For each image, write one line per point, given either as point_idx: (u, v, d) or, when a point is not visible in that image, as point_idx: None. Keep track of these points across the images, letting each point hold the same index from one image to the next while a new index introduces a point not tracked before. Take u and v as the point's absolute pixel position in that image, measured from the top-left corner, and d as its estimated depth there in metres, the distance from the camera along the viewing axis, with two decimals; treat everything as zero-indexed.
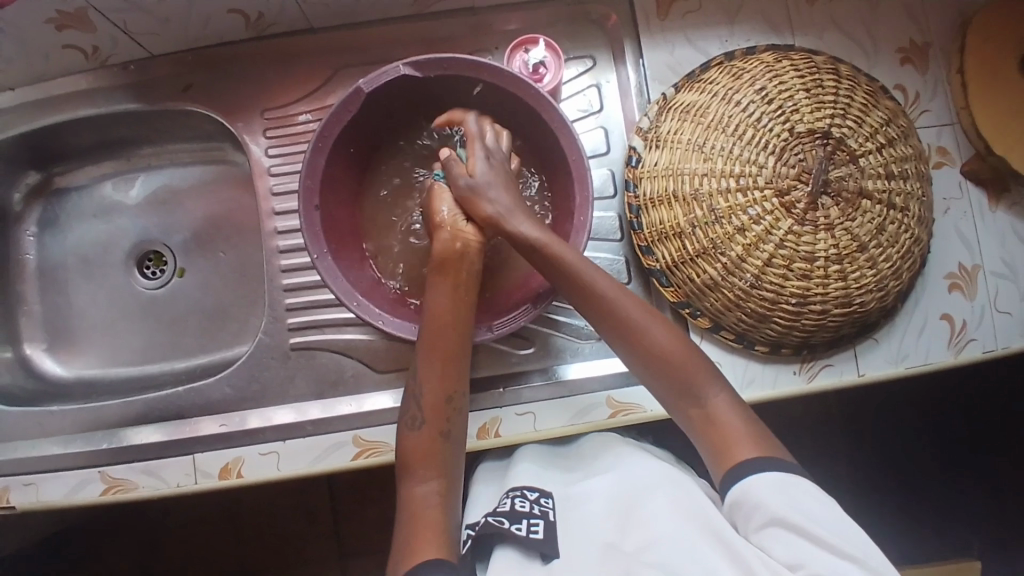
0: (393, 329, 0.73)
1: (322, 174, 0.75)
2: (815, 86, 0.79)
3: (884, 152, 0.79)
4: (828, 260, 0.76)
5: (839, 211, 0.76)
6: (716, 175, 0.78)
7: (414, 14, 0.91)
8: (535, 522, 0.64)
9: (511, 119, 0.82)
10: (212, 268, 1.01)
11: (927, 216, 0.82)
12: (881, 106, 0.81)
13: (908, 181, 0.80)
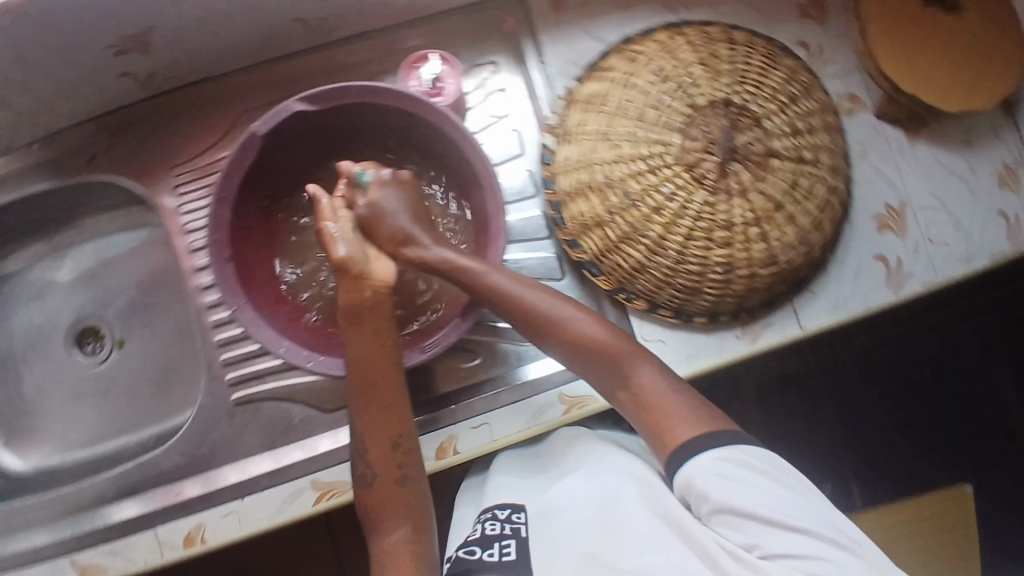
0: (326, 370, 0.71)
1: (231, 224, 0.73)
2: (708, 56, 0.78)
3: (789, 110, 0.77)
4: (747, 225, 0.76)
5: (751, 176, 0.75)
6: (624, 161, 0.78)
7: (308, 47, 0.88)
8: (507, 543, 0.64)
9: (418, 136, 0.79)
10: (152, 334, 0.98)
11: (843, 164, 0.81)
12: (780, 65, 0.79)
13: (818, 133, 0.78)
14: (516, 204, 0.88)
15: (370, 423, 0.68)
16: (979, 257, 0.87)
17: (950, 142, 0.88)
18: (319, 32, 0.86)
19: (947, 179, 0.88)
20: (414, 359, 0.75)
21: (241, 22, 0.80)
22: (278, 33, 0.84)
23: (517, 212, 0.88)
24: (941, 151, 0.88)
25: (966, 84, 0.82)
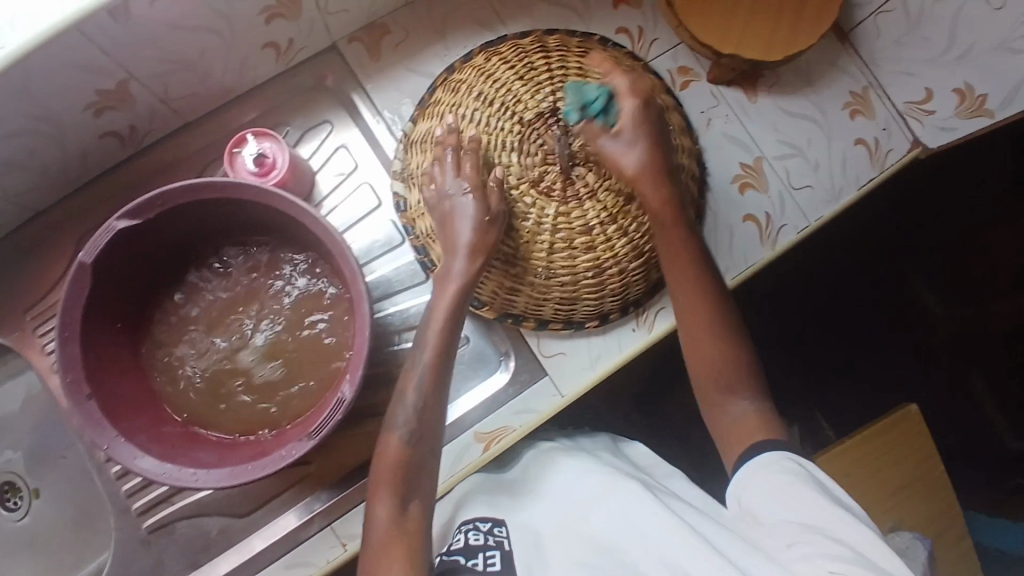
0: (211, 482, 0.67)
1: (85, 359, 0.69)
2: (527, 70, 0.77)
3: (617, 103, 0.76)
4: (604, 224, 0.74)
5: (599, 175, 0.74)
6: None
7: (130, 156, 0.84)
8: (491, 554, 0.61)
9: (261, 219, 0.76)
10: (63, 477, 0.92)
11: (685, 141, 0.82)
12: (599, 59, 0.79)
13: (650, 119, 0.78)
14: (387, 255, 0.86)
15: (394, 458, 0.64)
16: (845, 191, 0.89)
17: (791, 88, 0.89)
18: (136, 138, 0.82)
19: (796, 123, 0.89)
20: (301, 450, 0.68)
21: (45, 152, 0.76)
22: (93, 151, 0.80)
23: (390, 263, 0.86)
24: (783, 100, 0.89)
25: (792, 23, 0.80)
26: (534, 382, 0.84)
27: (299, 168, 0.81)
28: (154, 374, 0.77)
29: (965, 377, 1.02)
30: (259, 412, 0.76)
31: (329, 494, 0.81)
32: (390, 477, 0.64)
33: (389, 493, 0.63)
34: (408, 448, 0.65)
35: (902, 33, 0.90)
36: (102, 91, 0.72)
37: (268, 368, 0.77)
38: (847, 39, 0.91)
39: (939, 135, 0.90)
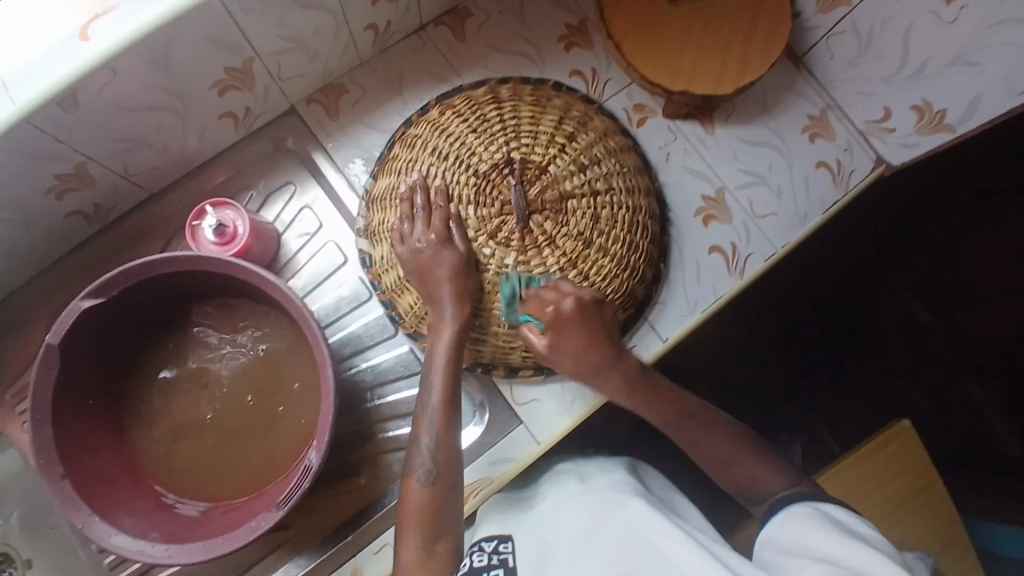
0: (183, 559, 0.67)
1: (58, 440, 0.69)
2: (479, 121, 0.76)
3: (571, 152, 0.75)
4: (564, 270, 0.73)
5: (555, 222, 0.73)
6: None
7: (97, 231, 0.86)
8: (496, 574, 0.60)
9: (225, 286, 0.78)
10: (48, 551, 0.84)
11: (641, 180, 0.82)
12: (550, 107, 0.78)
13: (604, 162, 0.77)
14: (355, 312, 0.87)
15: (418, 497, 0.67)
16: (811, 216, 0.89)
17: (748, 117, 0.90)
18: (101, 214, 0.84)
19: (755, 152, 0.89)
20: (272, 520, 0.68)
21: (12, 236, 0.77)
22: (61, 231, 0.82)
23: (359, 319, 0.86)
24: (741, 130, 0.90)
25: (739, 57, 0.81)
26: (509, 431, 0.84)
27: (261, 231, 0.82)
28: (126, 447, 0.78)
29: (956, 379, 0.99)
30: (239, 479, 0.77)
31: (309, 557, 0.81)
32: (414, 515, 0.65)
33: (414, 531, 0.64)
34: (430, 486, 0.67)
35: (855, 55, 0.89)
36: (61, 175, 0.74)
37: (245, 432, 0.78)
38: (802, 64, 0.93)
39: (901, 152, 0.92)
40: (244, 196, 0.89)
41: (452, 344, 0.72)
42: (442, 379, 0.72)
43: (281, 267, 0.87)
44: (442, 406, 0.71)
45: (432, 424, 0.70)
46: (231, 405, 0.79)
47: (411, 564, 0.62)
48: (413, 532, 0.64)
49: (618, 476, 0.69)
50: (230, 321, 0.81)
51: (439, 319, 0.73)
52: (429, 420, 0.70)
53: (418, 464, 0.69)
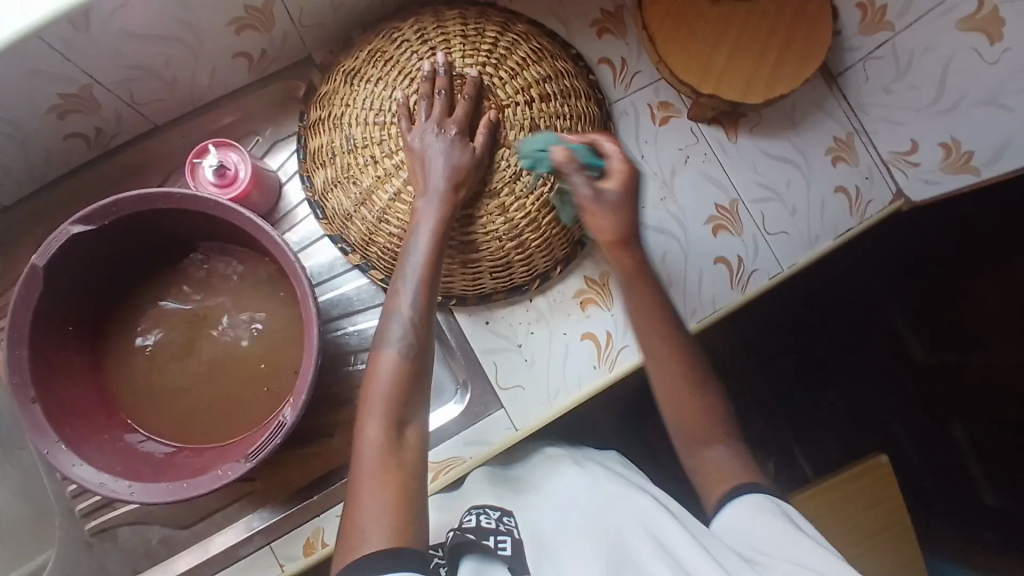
0: (145, 498, 0.66)
1: (33, 365, 0.68)
2: (471, 43, 0.77)
3: (536, 103, 0.76)
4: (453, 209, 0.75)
5: (502, 166, 0.74)
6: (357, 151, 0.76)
7: (95, 158, 0.84)
8: (503, 538, 0.57)
9: (220, 230, 0.77)
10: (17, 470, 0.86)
11: None
12: (545, 61, 0.79)
13: (563, 133, 0.77)
14: (349, 274, 0.85)
15: (388, 378, 0.60)
16: (821, 240, 0.87)
17: (774, 131, 0.88)
18: (102, 141, 0.82)
19: (774, 165, 0.87)
20: (238, 471, 0.67)
21: (9, 152, 0.76)
22: (59, 152, 0.80)
23: (351, 282, 0.85)
24: (764, 141, 0.88)
25: (771, 68, 0.79)
26: (488, 413, 0.83)
27: (263, 179, 0.81)
28: (102, 378, 0.77)
29: (941, 418, 0.99)
30: (213, 424, 0.77)
31: (273, 510, 0.81)
32: (385, 398, 0.59)
33: (380, 412, 0.58)
34: (401, 364, 0.60)
35: (891, 80, 0.88)
36: (65, 94, 0.72)
37: (226, 380, 0.79)
38: (835, 83, 0.91)
39: (921, 188, 0.91)
40: (250, 140, 0.86)
41: (438, 223, 0.69)
42: (424, 254, 0.68)
43: (279, 219, 0.86)
44: (427, 279, 0.66)
45: (411, 290, 0.66)
46: (215, 351, 0.79)
47: (379, 447, 0.56)
48: (379, 417, 0.57)
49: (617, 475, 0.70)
50: (222, 266, 0.81)
51: (427, 193, 0.70)
52: (406, 291, 0.66)
53: (392, 338, 0.62)
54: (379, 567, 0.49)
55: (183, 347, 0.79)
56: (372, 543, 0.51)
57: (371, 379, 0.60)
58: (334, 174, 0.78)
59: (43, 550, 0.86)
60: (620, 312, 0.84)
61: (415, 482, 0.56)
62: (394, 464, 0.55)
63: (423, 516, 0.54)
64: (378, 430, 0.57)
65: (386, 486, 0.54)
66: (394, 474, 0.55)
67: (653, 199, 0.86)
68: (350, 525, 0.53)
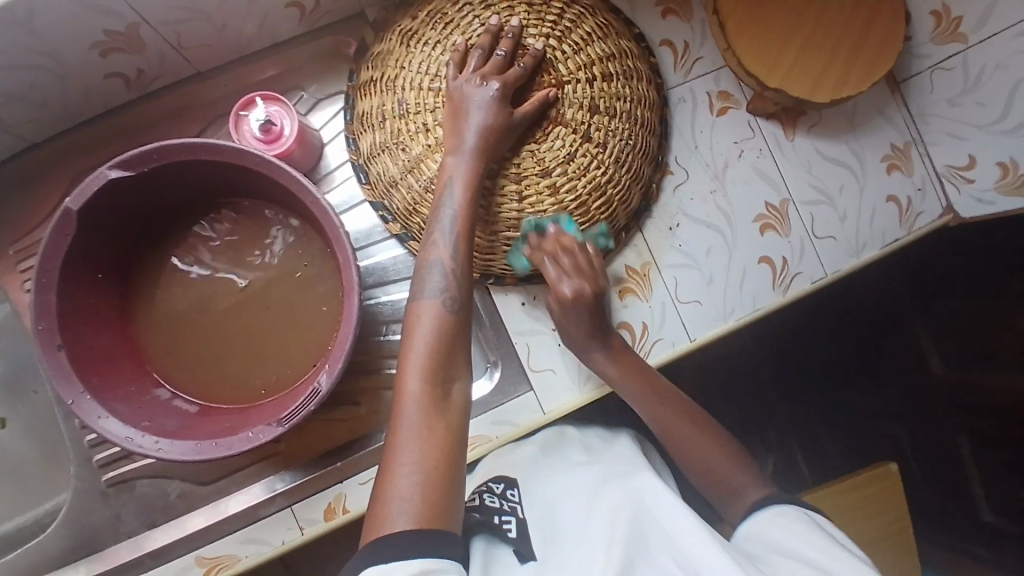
0: (171, 454, 0.65)
1: (61, 309, 0.66)
2: (537, 9, 0.73)
3: (597, 82, 0.73)
4: (506, 184, 0.72)
5: (556, 145, 0.72)
6: (408, 115, 0.73)
7: (135, 100, 0.83)
8: (508, 519, 0.63)
9: (260, 185, 0.74)
10: (39, 408, 0.85)
11: (651, 139, 0.79)
12: (610, 38, 0.76)
13: (622, 115, 0.75)
14: (385, 241, 0.83)
15: (427, 334, 0.57)
16: (867, 248, 0.85)
17: (833, 132, 0.86)
18: (142, 83, 0.81)
19: (829, 168, 0.85)
20: (268, 435, 0.66)
21: (49, 85, 0.75)
22: (98, 92, 0.80)
23: (388, 251, 0.83)
24: (822, 142, 0.85)
25: (840, 72, 0.76)
26: (517, 395, 0.82)
27: (307, 137, 0.78)
28: (130, 328, 0.76)
29: (952, 438, 0.99)
30: (240, 385, 0.76)
31: (295, 475, 0.80)
32: (425, 352, 0.56)
33: (420, 369, 0.55)
34: (441, 318, 0.58)
35: (957, 94, 0.87)
36: (111, 31, 0.71)
37: (257, 340, 0.77)
38: (899, 89, 0.88)
39: (972, 206, 0.89)
40: (295, 96, 0.84)
41: (470, 181, 0.66)
42: (464, 211, 0.65)
43: (319, 180, 0.84)
44: (462, 235, 0.64)
45: (451, 247, 0.63)
46: (246, 310, 0.77)
47: (419, 406, 0.53)
48: (419, 372, 0.54)
49: (620, 453, 0.73)
50: (258, 223, 0.78)
51: (461, 153, 0.67)
52: (443, 244, 0.63)
53: (431, 292, 0.60)
54: (411, 549, 0.46)
55: (212, 304, 0.77)
56: (408, 511, 0.48)
57: (410, 334, 0.57)
58: (382, 138, 0.75)
59: (57, 495, 0.86)
60: (659, 304, 0.82)
61: (456, 445, 0.53)
62: (436, 424, 0.52)
63: (460, 484, 0.52)
64: (417, 388, 0.54)
65: (427, 447, 0.51)
66: (437, 436, 0.52)
67: (703, 191, 0.83)
68: (385, 488, 0.50)
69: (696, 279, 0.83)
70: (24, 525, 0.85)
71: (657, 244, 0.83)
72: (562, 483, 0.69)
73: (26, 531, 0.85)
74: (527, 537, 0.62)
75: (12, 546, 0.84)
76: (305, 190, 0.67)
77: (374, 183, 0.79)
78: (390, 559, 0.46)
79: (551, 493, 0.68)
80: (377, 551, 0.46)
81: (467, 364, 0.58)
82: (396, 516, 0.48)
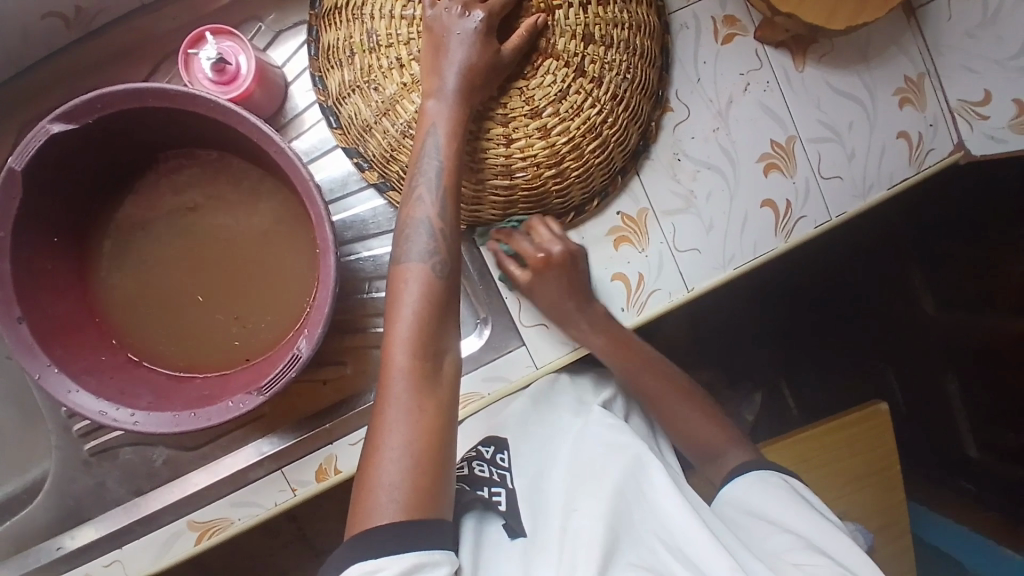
0: (150, 427, 0.62)
1: (17, 278, 0.61)
2: None
3: (591, 6, 0.66)
4: (493, 127, 0.66)
5: (547, 81, 0.65)
6: (381, 49, 0.65)
7: (76, 40, 0.75)
8: (497, 491, 0.63)
9: (221, 134, 0.67)
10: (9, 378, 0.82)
11: (650, 73, 0.72)
12: None
13: (618, 46, 0.68)
14: (360, 192, 0.78)
15: (415, 303, 0.55)
16: (875, 189, 0.81)
17: (844, 60, 0.79)
18: (83, 21, 0.73)
19: (838, 101, 0.79)
20: (249, 405, 0.62)
21: None
22: (32, 33, 0.72)
23: (365, 202, 0.78)
24: (832, 72, 0.79)
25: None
26: (508, 350, 0.79)
27: (267, 75, 0.71)
28: (96, 293, 0.71)
29: (940, 374, 0.99)
30: (221, 347, 0.72)
31: (282, 437, 0.77)
32: (413, 323, 0.54)
33: (408, 341, 0.53)
34: (428, 285, 0.56)
35: (975, 25, 0.82)
36: None
37: (230, 301, 0.73)
38: (915, 16, 0.82)
39: (985, 143, 0.83)
40: (252, 28, 0.77)
41: (455, 125, 0.60)
42: (446, 166, 0.60)
43: (286, 123, 0.77)
44: (450, 191, 0.59)
45: (435, 204, 0.59)
46: (219, 270, 0.73)
47: (409, 383, 0.52)
48: (408, 347, 0.53)
49: (595, 411, 0.72)
50: (225, 176, 0.73)
51: (442, 94, 0.60)
52: (429, 200, 0.59)
53: (417, 254, 0.56)
54: (404, 540, 0.46)
55: (180, 264, 0.73)
56: (400, 497, 0.48)
57: (397, 302, 0.55)
58: (352, 77, 0.68)
59: (40, 463, 0.83)
60: (656, 253, 0.78)
61: (447, 423, 0.52)
62: (427, 402, 0.52)
63: (451, 464, 0.52)
64: (406, 362, 0.52)
65: (418, 425, 0.51)
66: (427, 415, 0.51)
67: (705, 130, 0.78)
68: (373, 471, 0.50)
69: (695, 226, 0.78)
70: (10, 494, 0.83)
71: (654, 187, 0.78)
72: (546, 440, 0.71)
73: (10, 502, 0.83)
74: (517, 511, 0.62)
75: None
76: (268, 137, 0.61)
77: (347, 129, 0.72)
78: (377, 554, 0.46)
79: (537, 450, 0.70)
80: (363, 546, 0.46)
81: (455, 333, 0.56)
82: (387, 499, 0.48)
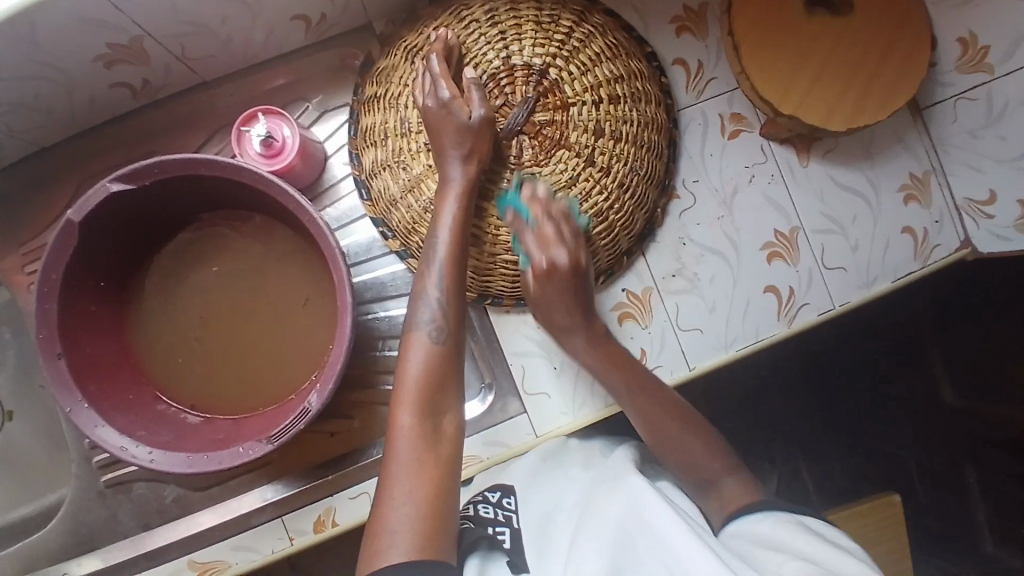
0: (164, 467, 0.65)
1: (61, 319, 0.67)
2: (547, 26, 0.72)
3: (604, 104, 0.71)
4: (507, 205, 0.71)
5: (558, 168, 0.70)
6: (412, 133, 0.72)
7: (139, 107, 0.84)
8: (502, 529, 0.60)
9: (260, 200, 0.74)
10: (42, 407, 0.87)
11: (658, 164, 0.77)
12: (618, 59, 0.73)
13: (626, 139, 0.73)
14: (384, 256, 0.83)
15: (419, 367, 0.59)
16: (879, 281, 0.83)
17: (848, 158, 0.83)
18: (148, 90, 0.82)
19: (843, 197, 0.82)
20: (258, 452, 0.65)
21: (54, 94, 0.76)
22: (105, 100, 0.81)
23: (387, 266, 0.83)
24: (837, 169, 0.83)
25: (866, 84, 0.73)
26: (510, 416, 0.81)
27: (309, 150, 0.78)
28: (131, 336, 0.77)
29: None
30: (243, 396, 0.77)
31: (287, 485, 0.81)
32: (416, 385, 0.57)
33: (412, 401, 0.56)
34: (432, 349, 0.60)
35: (979, 126, 0.84)
36: (114, 45, 0.72)
37: (254, 351, 0.78)
38: (920, 118, 0.85)
39: (991, 241, 0.85)
40: (298, 107, 0.84)
41: (463, 204, 0.66)
42: (451, 243, 0.65)
43: (322, 192, 0.83)
44: (456, 263, 0.65)
45: (439, 274, 0.64)
46: (245, 322, 0.78)
47: (412, 438, 0.54)
48: (410, 406, 0.56)
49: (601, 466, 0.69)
50: (261, 237, 0.79)
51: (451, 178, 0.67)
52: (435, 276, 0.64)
53: (423, 322, 0.61)
54: None
55: (211, 314, 0.78)
56: (404, 541, 0.49)
57: (402, 366, 0.59)
58: (383, 156, 0.74)
59: (59, 489, 0.86)
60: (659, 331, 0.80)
61: (450, 475, 0.54)
62: (429, 456, 0.54)
63: (454, 515, 0.52)
64: (410, 421, 0.55)
65: (421, 477, 0.53)
66: (430, 468, 0.53)
67: (711, 217, 0.81)
68: (380, 520, 0.51)
69: (698, 306, 0.81)
70: (27, 519, 0.87)
71: (660, 269, 0.81)
72: (555, 490, 0.67)
73: (28, 525, 0.87)
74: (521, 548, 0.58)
75: (14, 540, 0.86)
76: (299, 205, 0.66)
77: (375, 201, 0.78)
78: None
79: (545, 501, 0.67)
80: None
81: (459, 397, 0.59)
82: (391, 549, 0.49)
